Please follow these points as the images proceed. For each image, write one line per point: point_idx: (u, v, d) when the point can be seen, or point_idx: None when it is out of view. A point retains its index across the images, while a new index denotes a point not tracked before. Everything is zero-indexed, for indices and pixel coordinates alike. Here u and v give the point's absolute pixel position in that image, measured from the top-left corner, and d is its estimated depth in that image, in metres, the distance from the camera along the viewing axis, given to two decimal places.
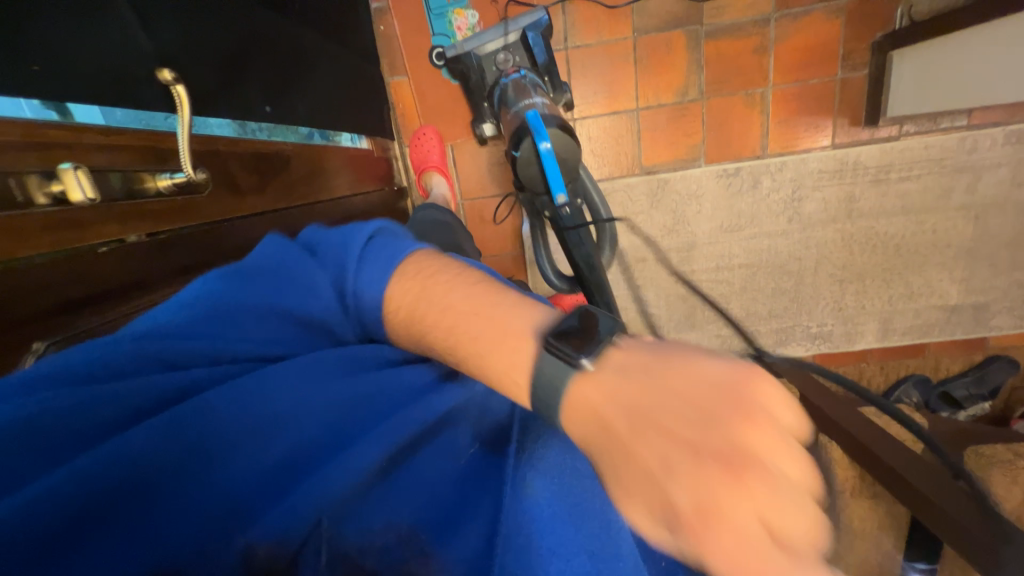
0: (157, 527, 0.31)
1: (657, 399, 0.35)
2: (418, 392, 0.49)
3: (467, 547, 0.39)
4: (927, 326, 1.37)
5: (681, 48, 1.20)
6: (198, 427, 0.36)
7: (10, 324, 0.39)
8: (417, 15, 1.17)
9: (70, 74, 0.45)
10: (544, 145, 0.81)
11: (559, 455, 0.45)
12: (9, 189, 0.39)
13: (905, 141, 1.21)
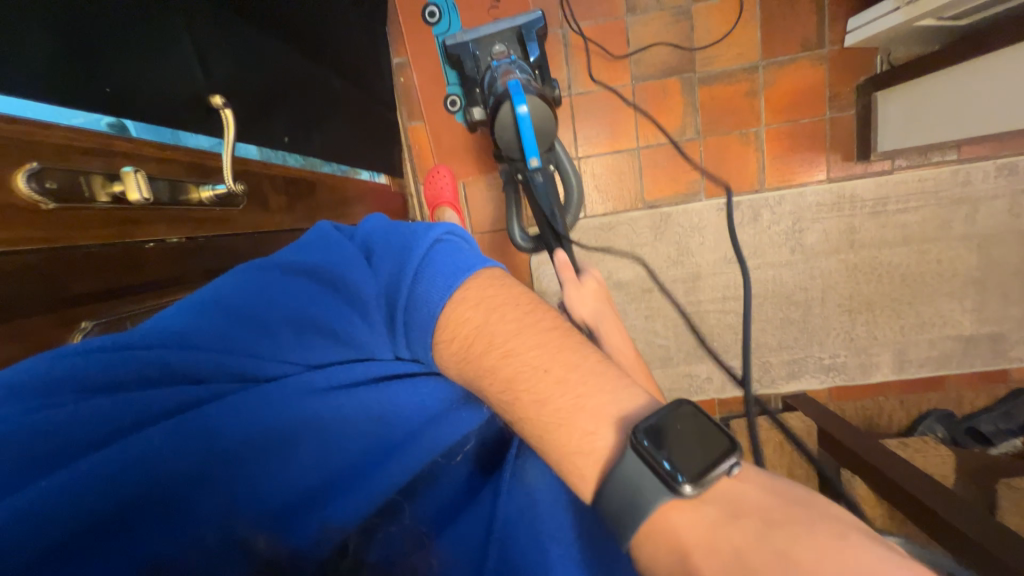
0: (207, 517, 0.41)
1: (763, 554, 0.34)
2: (424, 414, 0.58)
3: (454, 540, 0.53)
4: (943, 358, 1.35)
5: (677, 92, 1.29)
6: (249, 440, 0.45)
7: (67, 301, 0.45)
8: (433, 67, 1.29)
9: (136, 97, 0.53)
10: (521, 108, 0.91)
11: (541, 473, 0.59)
12: (77, 185, 0.45)
13: (898, 174, 1.26)
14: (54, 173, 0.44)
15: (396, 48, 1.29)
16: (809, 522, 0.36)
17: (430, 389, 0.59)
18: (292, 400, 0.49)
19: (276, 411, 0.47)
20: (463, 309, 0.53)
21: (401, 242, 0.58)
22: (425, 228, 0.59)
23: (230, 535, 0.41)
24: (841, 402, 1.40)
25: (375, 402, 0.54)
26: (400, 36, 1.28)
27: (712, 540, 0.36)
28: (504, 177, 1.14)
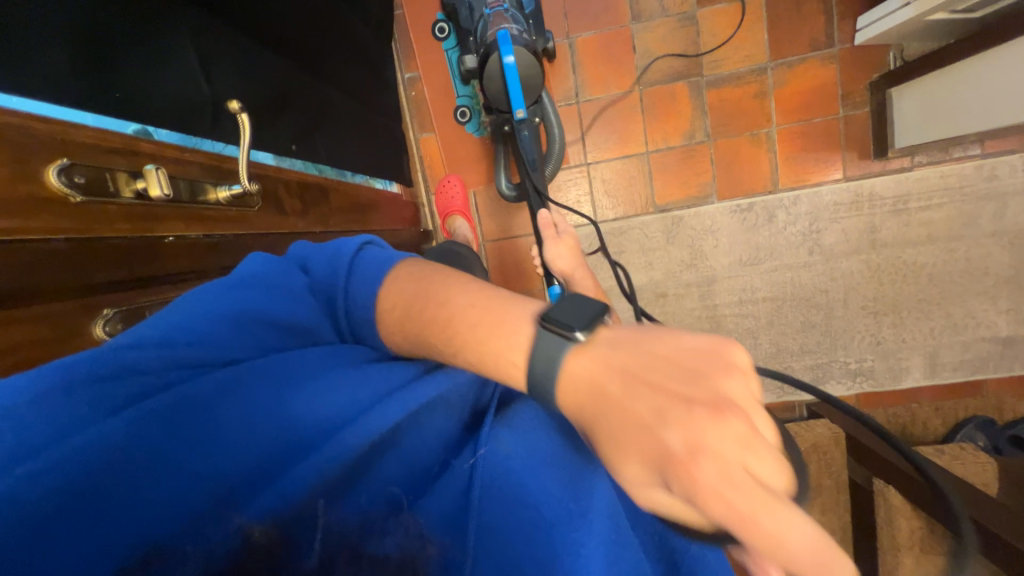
0: (136, 513, 0.33)
1: (644, 361, 0.36)
2: (397, 383, 0.47)
3: (442, 507, 0.43)
4: (979, 361, 1.28)
5: (684, 97, 1.30)
6: (174, 421, 0.37)
7: (89, 288, 0.47)
8: (443, 81, 1.33)
9: (151, 105, 0.55)
10: (508, 58, 0.96)
11: (531, 418, 0.48)
12: (104, 180, 0.49)
13: (919, 171, 1.23)
14: (84, 167, 0.47)
15: (408, 64, 1.34)
16: (665, 337, 0.37)
17: (403, 370, 0.49)
18: (236, 378, 0.41)
19: (215, 390, 0.40)
20: (396, 305, 0.49)
21: (331, 254, 0.55)
22: (351, 241, 0.57)
23: (164, 529, 0.33)
24: (871, 408, 1.33)
25: (340, 374, 0.46)
26: (411, 53, 1.33)
27: (616, 369, 0.36)
28: (494, 132, 1.22)
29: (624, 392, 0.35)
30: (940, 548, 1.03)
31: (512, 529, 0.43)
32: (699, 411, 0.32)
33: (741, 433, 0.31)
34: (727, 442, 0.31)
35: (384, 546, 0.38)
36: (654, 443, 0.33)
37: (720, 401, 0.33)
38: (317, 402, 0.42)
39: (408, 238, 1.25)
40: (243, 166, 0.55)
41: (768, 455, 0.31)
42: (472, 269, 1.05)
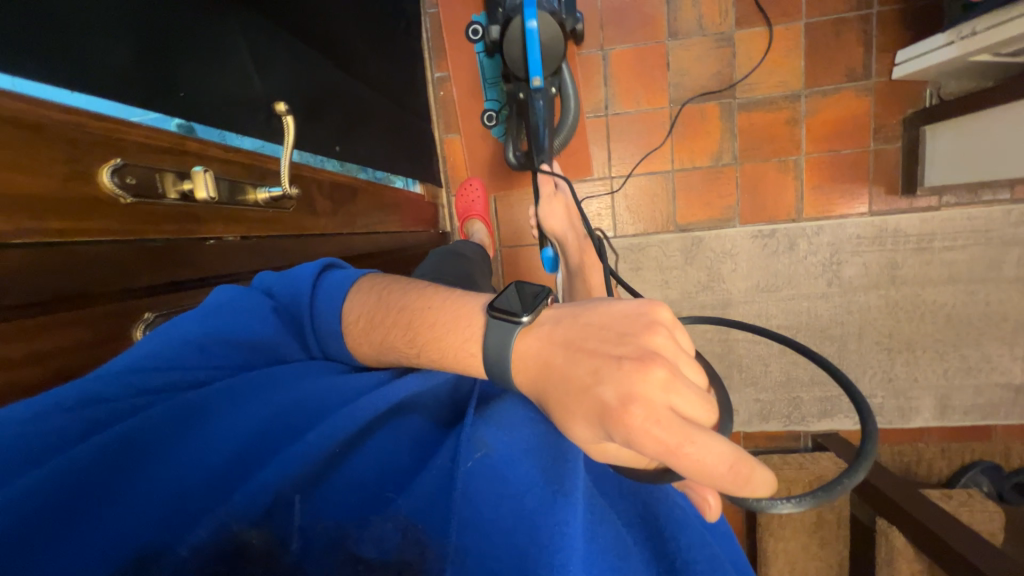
0: (109, 522, 0.32)
1: (578, 331, 0.43)
2: (360, 390, 0.49)
3: (427, 494, 0.41)
4: (990, 406, 1.27)
5: (715, 118, 1.29)
6: (135, 433, 0.37)
7: (130, 292, 0.47)
8: (473, 82, 1.32)
9: (203, 102, 0.54)
10: (531, 23, 0.94)
11: (507, 413, 0.48)
12: (152, 181, 0.48)
13: (946, 211, 1.22)
14: (134, 168, 0.47)
15: (439, 63, 1.33)
16: (603, 305, 0.44)
17: (373, 377, 0.52)
18: (207, 391, 0.43)
19: (188, 402, 0.41)
20: (360, 316, 0.54)
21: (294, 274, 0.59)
22: (312, 265, 0.60)
23: (141, 534, 0.32)
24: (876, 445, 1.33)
25: (307, 385, 0.49)
26: (441, 53, 1.32)
27: (559, 344, 0.43)
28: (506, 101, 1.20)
29: (566, 362, 0.41)
30: None
31: (504, 521, 0.40)
32: (628, 366, 0.38)
33: (660, 375, 0.37)
34: (653, 386, 0.37)
35: (374, 548, 0.35)
36: (599, 405, 0.38)
37: (647, 354, 0.39)
38: (286, 411, 0.45)
39: (427, 240, 1.25)
40: (286, 169, 0.55)
41: (689, 391, 0.37)
42: (473, 274, 1.02)
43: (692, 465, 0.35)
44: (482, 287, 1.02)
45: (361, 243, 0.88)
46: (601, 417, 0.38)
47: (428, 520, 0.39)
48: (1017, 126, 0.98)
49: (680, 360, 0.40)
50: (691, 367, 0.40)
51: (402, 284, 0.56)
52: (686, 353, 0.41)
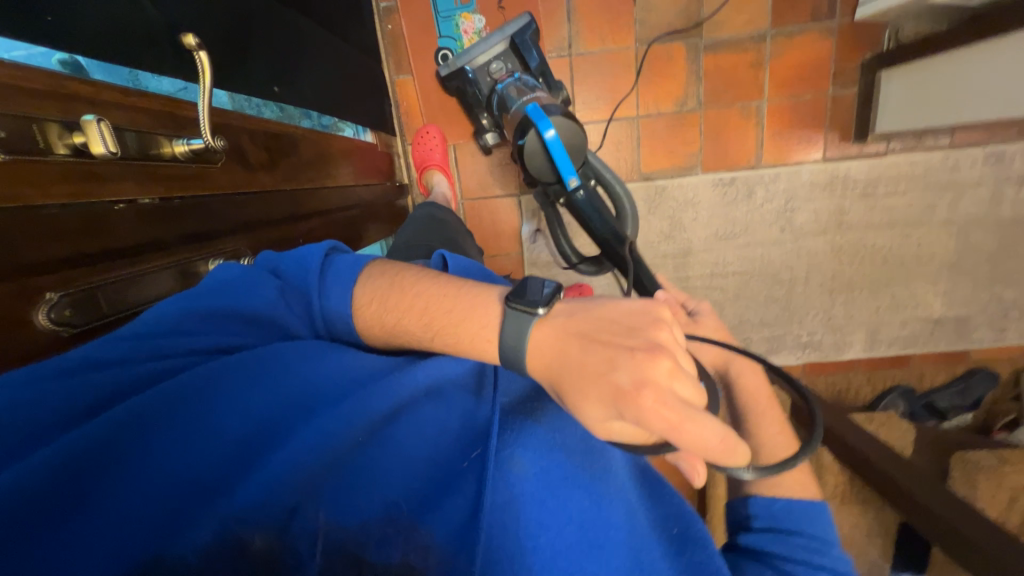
0: (120, 508, 0.31)
1: (590, 326, 0.43)
2: (375, 371, 0.48)
3: (450, 515, 0.40)
4: (911, 338, 1.41)
5: (681, 60, 1.24)
6: (143, 411, 0.36)
7: (30, 268, 0.41)
8: (424, 15, 1.19)
9: (83, 32, 0.45)
10: (548, 132, 0.87)
11: (546, 435, 0.48)
12: (31, 134, 0.40)
13: (892, 157, 1.26)
14: (3, 119, 0.39)
15: None
16: (611, 304, 0.45)
17: (383, 358, 0.51)
18: (210, 368, 0.41)
19: (195, 380, 0.39)
20: (372, 300, 0.52)
21: (297, 254, 0.55)
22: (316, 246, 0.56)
23: (144, 535, 0.31)
24: (814, 377, 1.46)
25: (323, 362, 0.46)
26: None
27: (574, 335, 0.42)
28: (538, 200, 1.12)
29: (580, 351, 0.41)
30: (855, 499, 1.19)
31: (530, 552, 0.41)
32: (640, 356, 0.38)
33: (669, 367, 0.37)
34: (663, 372, 0.37)
35: (382, 554, 0.36)
36: (608, 387, 0.38)
37: (655, 345, 0.39)
38: (300, 389, 0.43)
39: (382, 192, 1.17)
40: (205, 120, 0.48)
41: (689, 377, 0.38)
42: (458, 237, 0.98)
43: (692, 436, 0.36)
44: (468, 248, 0.98)
45: (310, 200, 0.81)
46: (611, 397, 0.38)
47: (444, 543, 0.39)
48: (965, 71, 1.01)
49: (684, 355, 0.41)
50: (690, 359, 0.42)
51: (414, 269, 0.55)
52: (685, 350, 0.42)
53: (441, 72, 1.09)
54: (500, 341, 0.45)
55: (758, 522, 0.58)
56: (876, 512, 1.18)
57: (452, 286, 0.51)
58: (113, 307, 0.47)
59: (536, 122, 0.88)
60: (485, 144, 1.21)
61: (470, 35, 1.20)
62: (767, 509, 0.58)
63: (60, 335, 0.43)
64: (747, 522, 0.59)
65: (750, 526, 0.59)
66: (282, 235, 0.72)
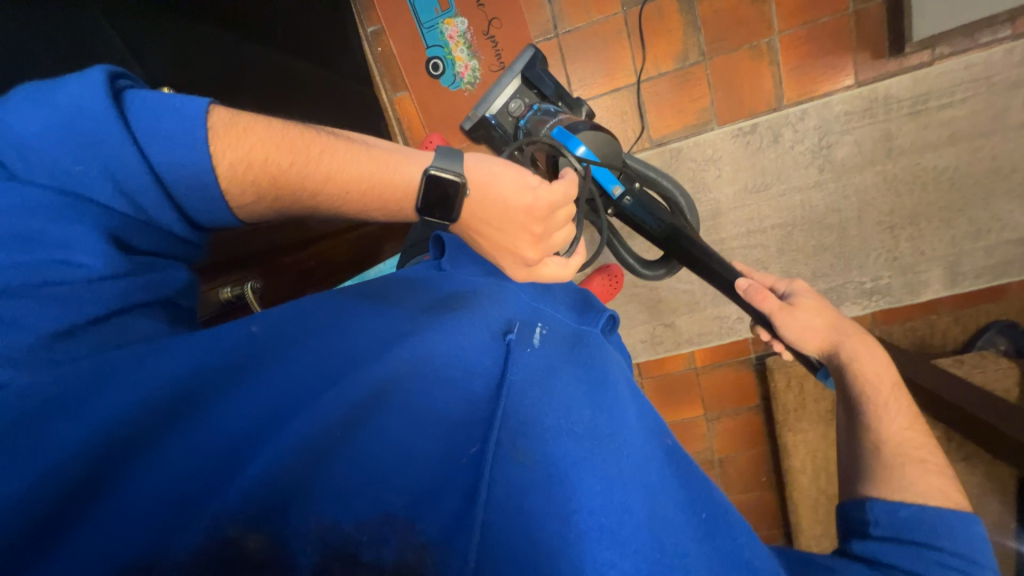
0: (117, 508, 0.32)
1: (494, 213, 0.59)
2: (376, 348, 0.48)
3: (448, 508, 0.39)
4: (1004, 266, 1.22)
5: (674, 13, 1.17)
6: (151, 405, 0.37)
7: None
8: (409, 30, 1.22)
9: None
10: (579, 150, 0.77)
11: (551, 422, 0.48)
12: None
13: (941, 65, 1.11)
14: None
15: (369, 16, 1.23)
16: (493, 185, 0.59)
17: (382, 332, 0.50)
18: (211, 355, 0.41)
19: (201, 370, 0.40)
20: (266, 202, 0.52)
21: (70, 109, 0.42)
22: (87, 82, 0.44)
23: (135, 539, 0.31)
24: (888, 326, 1.31)
25: (326, 345, 0.46)
26: (368, 3, 1.22)
27: (483, 220, 0.60)
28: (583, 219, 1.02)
29: (498, 234, 0.61)
30: (957, 455, 1.05)
31: (544, 546, 0.39)
32: (537, 226, 0.60)
33: (554, 228, 0.62)
34: (528, 243, 0.61)
35: (379, 552, 0.35)
36: (493, 245, 0.62)
37: (541, 213, 0.60)
38: (296, 375, 0.43)
39: None
40: None
41: (561, 222, 0.63)
42: None
43: (528, 275, 0.64)
44: None
45: None
46: (486, 248, 0.63)
47: (441, 536, 0.37)
48: None
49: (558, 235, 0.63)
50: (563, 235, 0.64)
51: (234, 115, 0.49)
52: (551, 190, 0.60)
53: (465, 126, 1.08)
54: (414, 209, 0.58)
55: (879, 529, 0.54)
56: (986, 467, 1.02)
57: (335, 152, 0.53)
58: None
59: (566, 143, 0.79)
60: None
61: (455, 39, 1.22)
62: (889, 515, 0.53)
63: None
64: (865, 529, 0.55)
65: (866, 534, 0.55)
66: None
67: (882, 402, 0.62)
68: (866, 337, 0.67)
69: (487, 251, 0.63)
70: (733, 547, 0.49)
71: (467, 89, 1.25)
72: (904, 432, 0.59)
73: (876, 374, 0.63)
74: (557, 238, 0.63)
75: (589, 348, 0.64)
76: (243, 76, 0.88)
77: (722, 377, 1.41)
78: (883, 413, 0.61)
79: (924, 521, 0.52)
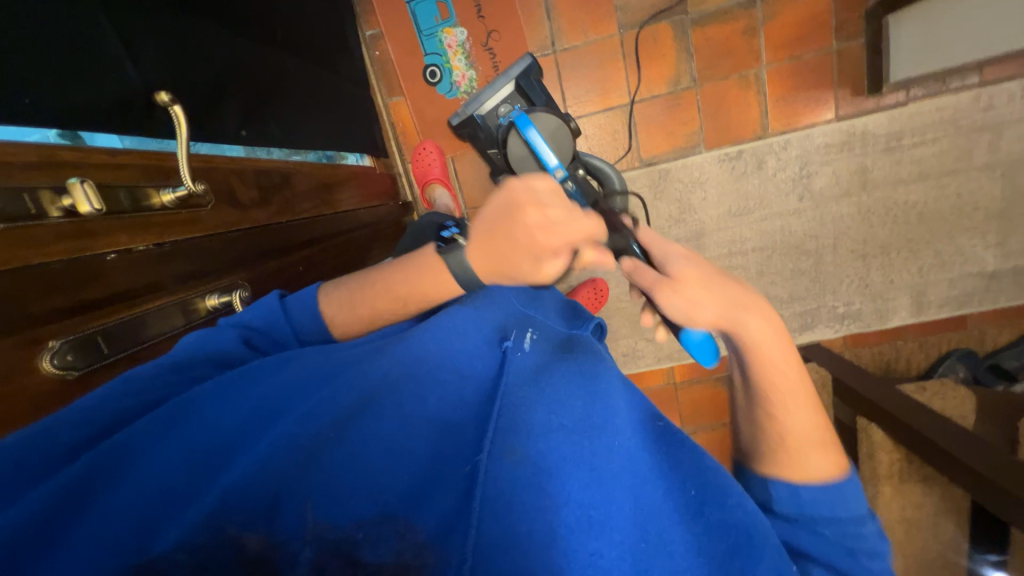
0: (108, 509, 0.35)
1: (488, 229, 0.58)
2: (360, 361, 0.51)
3: (441, 504, 0.40)
4: (964, 297, 1.29)
5: (669, 39, 1.21)
6: (146, 422, 0.41)
7: (32, 319, 0.43)
8: (408, 36, 1.22)
9: (66, 110, 0.48)
10: (527, 131, 0.92)
11: (542, 415, 0.47)
12: (24, 203, 0.42)
13: (913, 106, 1.17)
14: None
15: (368, 20, 1.23)
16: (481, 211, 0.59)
17: (365, 349, 0.54)
18: (205, 389, 0.46)
19: (191, 399, 0.44)
20: (346, 320, 0.63)
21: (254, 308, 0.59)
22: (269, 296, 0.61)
23: (131, 535, 0.33)
24: (857, 349, 1.36)
25: (308, 366, 0.51)
26: (368, 7, 1.22)
27: (491, 235, 0.58)
28: None
29: (507, 241, 0.57)
30: (915, 476, 1.09)
31: (533, 536, 0.39)
32: (529, 213, 0.55)
33: (549, 207, 0.55)
34: (532, 226, 0.55)
35: (376, 552, 0.35)
36: (511, 258, 0.59)
37: (521, 204, 0.55)
38: (280, 392, 0.46)
39: (387, 212, 1.21)
40: (182, 166, 0.48)
41: (553, 201, 0.55)
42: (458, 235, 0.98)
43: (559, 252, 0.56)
44: None
45: (307, 229, 0.82)
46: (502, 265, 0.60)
47: (431, 533, 0.38)
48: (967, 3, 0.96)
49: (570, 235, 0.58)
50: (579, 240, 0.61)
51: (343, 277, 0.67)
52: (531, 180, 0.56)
53: (454, 121, 1.09)
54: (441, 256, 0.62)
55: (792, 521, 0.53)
56: (942, 489, 1.08)
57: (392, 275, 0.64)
58: (114, 348, 0.48)
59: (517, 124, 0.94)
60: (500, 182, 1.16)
61: (454, 48, 1.22)
62: (792, 495, 0.54)
63: (66, 380, 0.44)
64: (769, 500, 0.56)
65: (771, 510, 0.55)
66: (281, 263, 0.73)
67: (788, 399, 0.57)
68: (771, 323, 0.56)
69: (522, 266, 0.59)
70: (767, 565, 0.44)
71: (463, 98, 1.25)
72: (800, 431, 0.56)
73: (784, 381, 0.57)
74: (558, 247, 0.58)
75: (582, 346, 0.63)
76: (234, 82, 0.72)
77: (698, 393, 1.44)
78: (784, 413, 0.57)
79: (823, 497, 0.53)
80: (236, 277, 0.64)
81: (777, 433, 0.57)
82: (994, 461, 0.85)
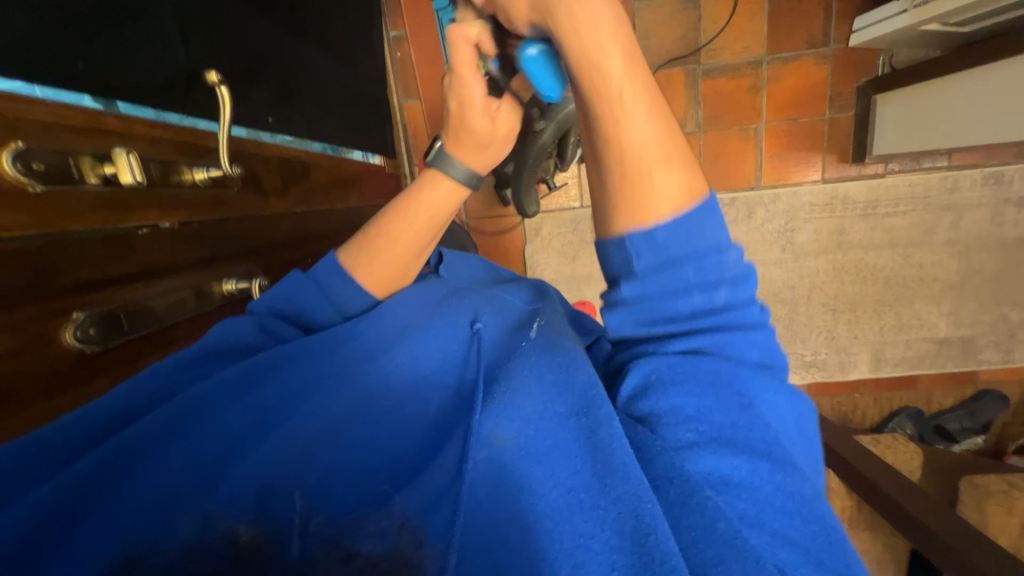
0: (120, 507, 0.36)
1: (462, 132, 0.63)
2: (356, 356, 0.50)
3: (428, 492, 0.41)
4: (918, 358, 1.39)
5: (680, 85, 1.28)
6: (151, 417, 0.40)
7: (58, 291, 0.40)
8: (432, 44, 1.24)
9: (113, 77, 0.48)
10: None
11: (533, 400, 0.44)
12: (67, 166, 0.41)
13: (890, 179, 1.28)
14: (40, 152, 0.39)
15: (395, 21, 1.24)
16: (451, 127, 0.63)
17: (362, 342, 0.52)
18: (213, 381, 0.44)
19: (195, 399, 0.42)
20: (383, 280, 0.61)
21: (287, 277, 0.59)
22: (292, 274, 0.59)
23: (139, 532, 0.35)
24: (819, 397, 1.44)
25: (306, 359, 0.49)
26: (396, 9, 1.23)
27: (467, 124, 0.62)
28: (528, 178, 1.11)
29: (484, 117, 0.61)
30: (864, 524, 1.15)
31: (516, 525, 0.38)
32: (467, 90, 0.58)
33: (466, 66, 0.56)
34: (477, 95, 0.59)
35: (371, 543, 0.38)
36: (495, 123, 0.63)
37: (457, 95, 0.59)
38: (283, 389, 0.46)
39: None
40: (224, 146, 0.49)
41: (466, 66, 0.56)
42: (462, 242, 1.05)
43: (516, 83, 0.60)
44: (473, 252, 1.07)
45: (319, 222, 0.81)
46: (479, 146, 0.64)
47: (420, 519, 0.39)
48: (946, 94, 1.05)
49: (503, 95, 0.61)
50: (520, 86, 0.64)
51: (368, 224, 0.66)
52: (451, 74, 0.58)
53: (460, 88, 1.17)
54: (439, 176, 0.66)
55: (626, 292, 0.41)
56: (886, 538, 1.14)
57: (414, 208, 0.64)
58: (135, 326, 0.46)
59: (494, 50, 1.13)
60: (523, 204, 1.16)
61: None
62: (644, 239, 0.40)
63: (84, 353, 0.42)
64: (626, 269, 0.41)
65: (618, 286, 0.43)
66: (295, 255, 0.72)
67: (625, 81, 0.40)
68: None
69: (507, 129, 0.64)
70: (794, 558, 0.35)
71: None
72: (639, 141, 0.40)
73: (613, 72, 0.40)
74: (505, 111, 0.62)
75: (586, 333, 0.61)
76: (264, 65, 0.71)
77: None
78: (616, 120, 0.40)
79: (680, 234, 0.40)
80: (251, 266, 0.62)
81: (609, 144, 0.41)
82: (939, 516, 0.91)
